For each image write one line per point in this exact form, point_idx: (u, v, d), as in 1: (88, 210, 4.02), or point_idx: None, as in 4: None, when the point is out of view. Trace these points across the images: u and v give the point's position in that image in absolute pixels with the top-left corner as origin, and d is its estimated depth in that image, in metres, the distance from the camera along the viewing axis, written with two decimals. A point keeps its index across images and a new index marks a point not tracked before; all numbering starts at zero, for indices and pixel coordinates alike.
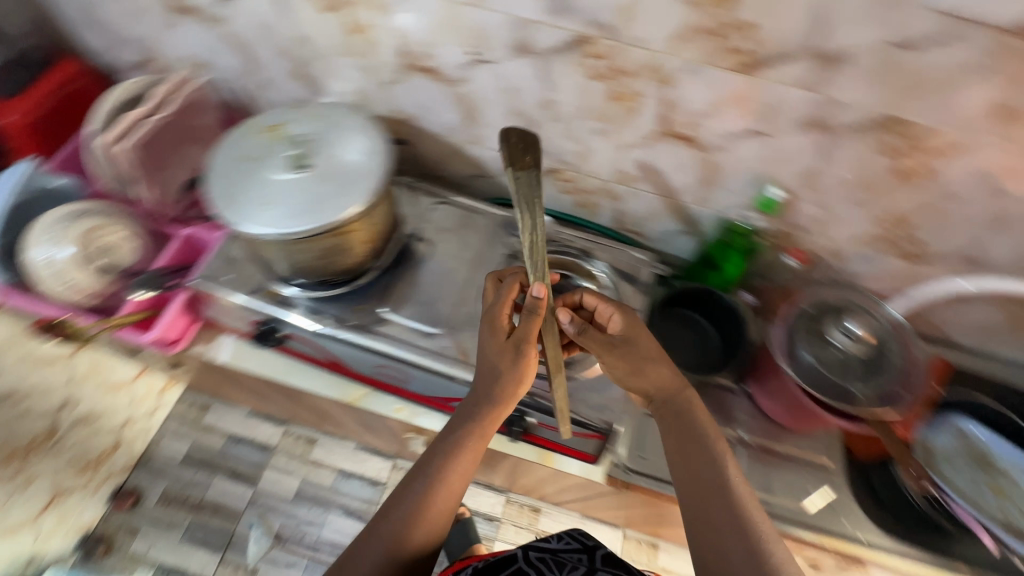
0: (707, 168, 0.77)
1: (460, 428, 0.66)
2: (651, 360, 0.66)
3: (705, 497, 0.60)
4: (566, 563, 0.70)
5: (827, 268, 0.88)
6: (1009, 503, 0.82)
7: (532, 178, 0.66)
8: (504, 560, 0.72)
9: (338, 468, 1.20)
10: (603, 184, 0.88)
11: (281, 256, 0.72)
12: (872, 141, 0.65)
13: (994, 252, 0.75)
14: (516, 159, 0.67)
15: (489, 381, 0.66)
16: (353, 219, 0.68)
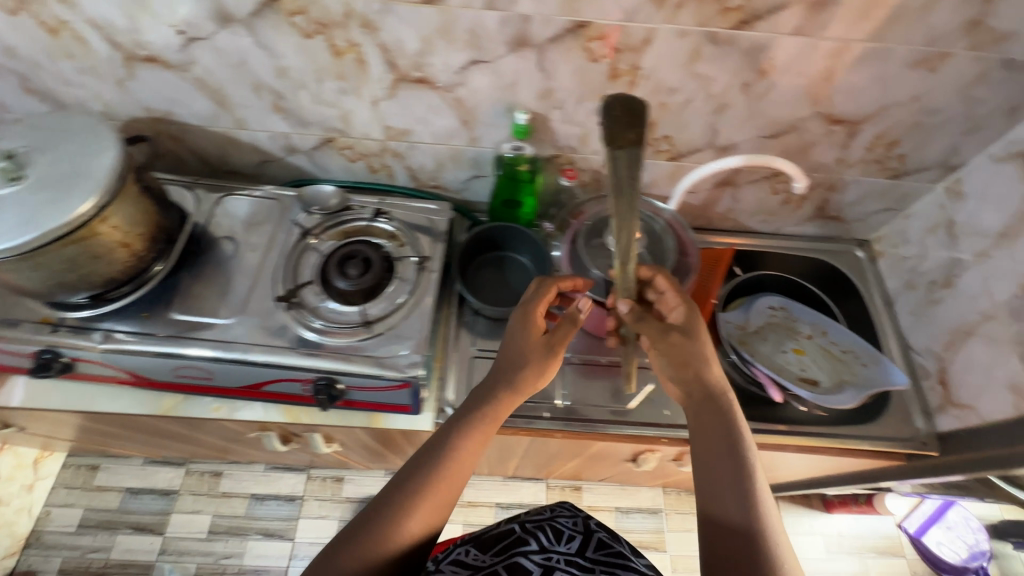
0: (459, 107, 0.80)
1: (487, 411, 0.67)
2: (705, 356, 0.67)
3: (720, 477, 0.58)
4: (565, 532, 0.72)
5: (612, 181, 0.94)
6: (804, 357, 0.95)
7: (634, 156, 0.56)
8: (500, 534, 0.72)
9: None
10: (381, 144, 0.89)
11: (30, 277, 0.69)
12: (575, 48, 0.69)
13: (729, 134, 0.82)
14: (617, 135, 0.57)
15: (527, 362, 0.69)
16: (84, 219, 0.66)
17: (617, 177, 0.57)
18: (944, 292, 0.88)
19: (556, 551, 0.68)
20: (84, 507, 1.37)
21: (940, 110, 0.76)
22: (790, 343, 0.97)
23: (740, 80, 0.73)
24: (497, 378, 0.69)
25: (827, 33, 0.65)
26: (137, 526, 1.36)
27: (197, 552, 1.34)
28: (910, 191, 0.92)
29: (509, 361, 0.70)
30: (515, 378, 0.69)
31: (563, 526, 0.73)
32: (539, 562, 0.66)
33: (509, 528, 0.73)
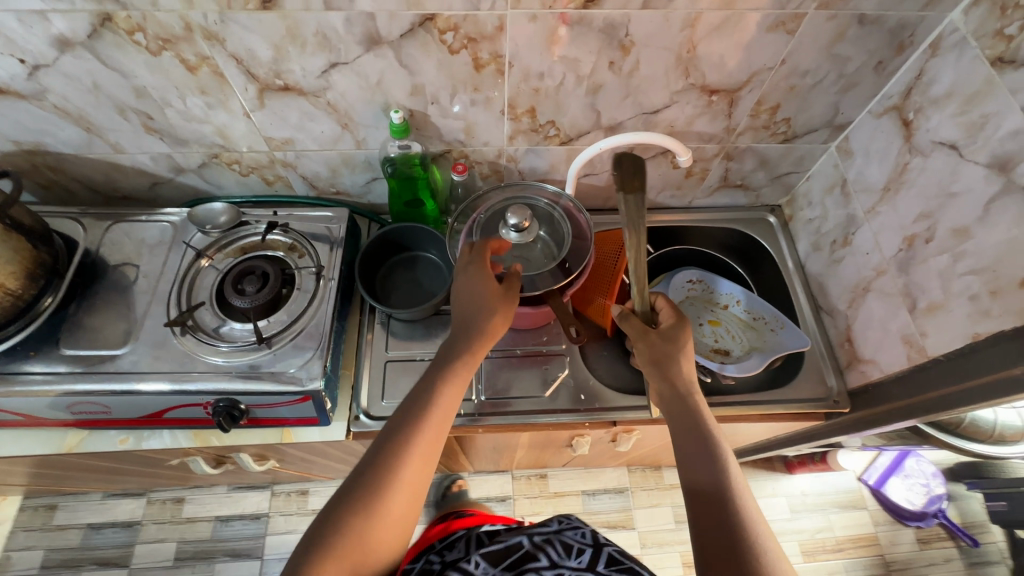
0: (333, 111, 0.78)
1: (453, 371, 0.67)
2: (681, 354, 0.71)
3: (698, 457, 0.62)
4: (575, 547, 0.71)
5: (512, 171, 0.94)
6: (719, 328, 0.97)
7: (641, 199, 0.71)
8: (507, 547, 0.71)
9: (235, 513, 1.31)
10: (268, 155, 0.87)
11: None
12: (430, 41, 0.68)
13: (611, 113, 0.82)
14: (626, 182, 0.71)
15: (484, 317, 0.70)
16: None
17: (629, 213, 0.71)
18: (844, 250, 0.89)
19: (567, 567, 0.67)
20: (44, 548, 1.34)
21: (810, 70, 0.76)
22: (707, 315, 0.99)
23: (605, 59, 0.72)
24: (459, 338, 0.70)
25: (675, 5, 0.65)
26: (101, 561, 1.33)
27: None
28: (805, 153, 0.93)
29: (468, 320, 0.70)
30: (474, 333, 0.69)
31: (570, 540, 0.73)
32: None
33: (517, 542, 0.72)
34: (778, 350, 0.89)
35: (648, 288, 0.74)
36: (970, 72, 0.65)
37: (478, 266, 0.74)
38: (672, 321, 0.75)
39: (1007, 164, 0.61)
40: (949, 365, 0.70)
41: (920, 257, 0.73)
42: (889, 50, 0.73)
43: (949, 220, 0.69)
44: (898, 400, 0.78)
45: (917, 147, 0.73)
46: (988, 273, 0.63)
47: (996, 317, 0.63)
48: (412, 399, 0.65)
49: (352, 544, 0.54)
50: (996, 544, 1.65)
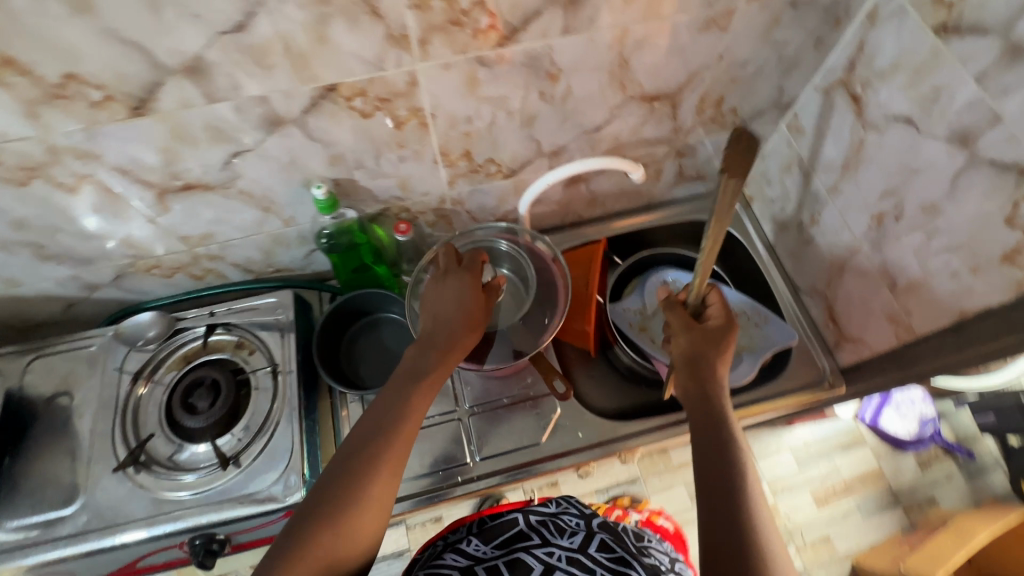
0: (248, 197, 0.70)
1: (441, 349, 0.65)
2: (712, 346, 0.66)
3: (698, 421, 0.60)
4: (568, 527, 0.69)
5: (460, 213, 0.87)
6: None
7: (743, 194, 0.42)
8: (503, 526, 0.69)
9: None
10: (189, 253, 0.78)
11: None
12: (337, 112, 0.60)
13: (552, 139, 0.76)
14: (733, 163, 0.52)
15: (472, 303, 0.69)
16: None
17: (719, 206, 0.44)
18: (812, 230, 0.86)
19: (556, 545, 0.65)
20: None
21: (749, 60, 0.71)
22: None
23: (534, 91, 0.66)
24: (449, 320, 0.68)
25: (598, 26, 0.59)
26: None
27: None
28: (757, 136, 0.89)
29: (457, 307, 0.69)
30: (466, 319, 0.68)
31: (562, 521, 0.70)
32: (540, 558, 0.63)
33: (511, 519, 0.70)
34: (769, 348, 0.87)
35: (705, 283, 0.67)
36: (914, 43, 0.61)
37: (454, 270, 0.72)
38: (720, 322, 0.68)
39: (969, 137, 0.58)
40: (939, 341, 0.68)
41: (893, 235, 0.71)
42: (826, 27, 0.69)
43: (917, 196, 0.66)
44: (894, 376, 0.77)
45: (871, 122, 0.70)
46: (966, 249, 0.61)
47: (981, 294, 0.61)
48: (400, 375, 0.62)
49: (337, 518, 0.50)
50: (994, 452, 1.60)
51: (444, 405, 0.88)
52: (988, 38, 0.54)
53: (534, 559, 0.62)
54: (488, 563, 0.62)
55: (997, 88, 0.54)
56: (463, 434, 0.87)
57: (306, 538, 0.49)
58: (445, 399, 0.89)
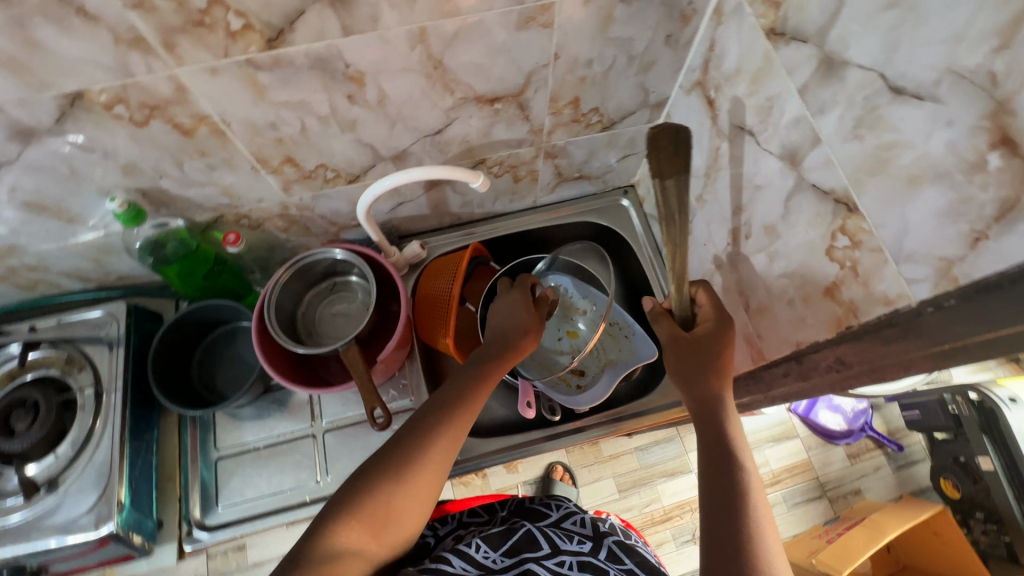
0: (39, 208, 0.64)
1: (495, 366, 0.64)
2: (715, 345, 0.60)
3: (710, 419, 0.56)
4: (575, 533, 0.61)
5: (313, 218, 0.81)
6: (576, 341, 0.91)
7: (680, 184, 0.62)
8: (506, 530, 0.60)
9: None
10: (2, 265, 0.73)
11: None
12: (100, 120, 0.54)
13: (388, 143, 0.69)
14: (664, 166, 0.64)
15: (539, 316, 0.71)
16: None
17: (668, 204, 0.62)
18: (688, 239, 0.81)
19: (568, 553, 0.57)
20: None
21: (593, 59, 0.64)
22: (565, 326, 0.92)
23: (340, 95, 0.59)
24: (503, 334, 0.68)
25: (385, 24, 0.52)
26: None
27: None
28: (635, 135, 0.82)
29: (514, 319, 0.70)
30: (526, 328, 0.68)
31: (567, 530, 0.62)
32: (551, 568, 0.55)
33: (516, 524, 0.61)
34: (631, 363, 0.86)
35: (686, 281, 0.64)
36: (751, 46, 0.55)
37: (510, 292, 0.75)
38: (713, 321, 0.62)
39: (795, 157, 0.52)
40: (787, 367, 0.63)
41: (745, 254, 0.66)
42: (673, 23, 0.62)
43: (761, 215, 0.61)
44: (758, 396, 0.73)
45: (723, 131, 0.64)
46: (799, 276, 0.56)
47: (812, 325, 0.56)
48: (449, 387, 0.61)
49: (378, 510, 0.50)
50: (919, 444, 1.46)
51: (299, 421, 0.84)
52: (806, 47, 0.47)
53: (546, 570, 0.54)
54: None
55: (815, 106, 0.48)
56: (317, 452, 0.82)
57: (358, 510, 0.50)
58: (300, 415, 0.85)
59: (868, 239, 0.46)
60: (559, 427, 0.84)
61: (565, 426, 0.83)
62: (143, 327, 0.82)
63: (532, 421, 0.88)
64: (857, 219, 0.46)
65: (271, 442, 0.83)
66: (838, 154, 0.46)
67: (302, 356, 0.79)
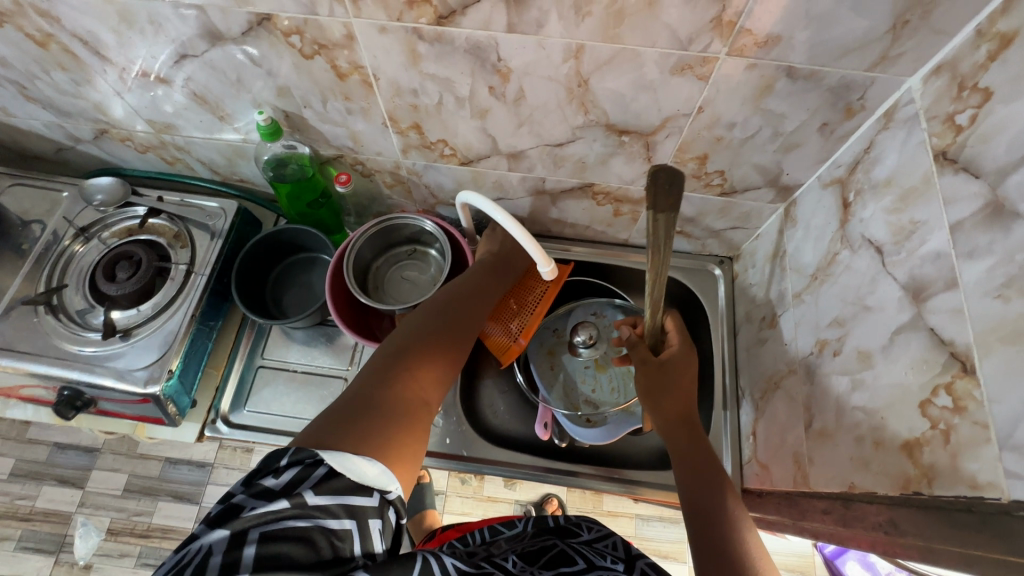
0: (201, 101, 0.72)
1: (481, 307, 0.69)
2: (682, 378, 0.67)
3: (683, 442, 0.64)
4: (608, 552, 0.59)
5: (418, 184, 0.85)
6: (602, 376, 0.85)
7: (672, 223, 0.51)
8: (541, 550, 0.60)
9: (165, 457, 1.38)
10: (158, 137, 0.83)
11: None
12: (276, 42, 0.60)
13: (508, 140, 0.71)
14: (658, 198, 0.51)
15: (509, 271, 0.77)
16: None
17: (652, 237, 0.52)
18: (769, 331, 0.76)
19: (602, 567, 0.56)
20: (14, 458, 1.37)
21: (736, 123, 0.62)
22: (595, 356, 0.86)
23: (481, 83, 0.61)
24: (486, 275, 0.74)
25: (548, 32, 0.53)
26: (60, 479, 1.35)
27: (111, 507, 1.34)
28: (751, 210, 0.79)
29: (491, 267, 0.75)
30: (500, 284, 0.75)
31: (600, 550, 0.60)
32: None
33: (549, 544, 0.62)
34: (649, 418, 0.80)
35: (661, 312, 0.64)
36: (913, 162, 0.51)
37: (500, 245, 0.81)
38: (680, 348, 0.68)
39: (921, 292, 0.47)
40: (828, 505, 0.58)
41: (826, 369, 0.61)
42: (834, 112, 0.58)
43: (858, 338, 0.56)
44: (787, 521, 0.67)
45: (848, 238, 0.59)
46: (877, 418, 0.51)
47: (873, 473, 0.51)
48: (445, 314, 0.64)
49: (404, 401, 0.50)
50: None
51: (339, 361, 0.89)
52: (977, 182, 0.43)
53: None
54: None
55: (965, 248, 0.43)
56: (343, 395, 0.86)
57: (382, 400, 0.49)
58: (341, 356, 0.89)
59: (974, 409, 0.41)
60: (555, 463, 0.83)
61: (562, 464, 0.83)
62: (245, 230, 0.89)
63: (541, 448, 0.88)
64: (969, 383, 0.41)
65: (310, 370, 0.88)
66: (972, 305, 0.42)
67: (360, 306, 0.83)
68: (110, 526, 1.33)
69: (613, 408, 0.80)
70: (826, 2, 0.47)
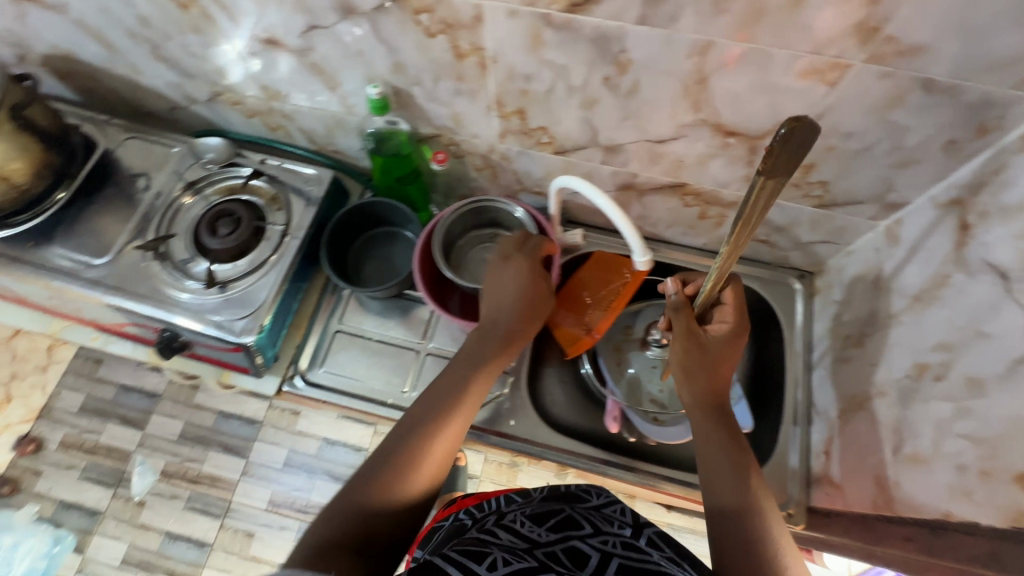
0: (318, 72, 0.75)
1: (478, 379, 0.64)
2: (723, 362, 0.62)
3: (718, 433, 0.59)
4: (617, 519, 0.58)
5: (506, 169, 0.86)
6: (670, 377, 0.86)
7: (779, 191, 0.41)
8: (549, 511, 0.59)
9: (217, 410, 1.30)
10: (267, 103, 0.87)
11: None
12: (404, 19, 0.62)
13: (609, 132, 0.71)
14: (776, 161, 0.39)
15: (517, 315, 0.68)
16: None
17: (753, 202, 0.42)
18: (854, 351, 0.74)
19: (610, 533, 0.55)
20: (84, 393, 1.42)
21: (854, 133, 0.60)
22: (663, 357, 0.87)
23: (598, 73, 0.62)
24: (486, 342, 0.67)
25: (680, 26, 0.53)
26: (125, 418, 1.33)
27: (165, 451, 1.29)
28: (847, 225, 0.77)
29: (497, 326, 0.67)
30: (504, 341, 0.67)
31: (609, 516, 0.59)
32: (596, 545, 0.53)
33: (556, 508, 0.60)
34: None
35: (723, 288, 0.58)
36: None
37: (513, 257, 0.71)
38: (731, 329, 0.62)
39: None
40: (910, 532, 0.58)
41: (925, 394, 0.59)
42: (963, 130, 0.56)
43: (968, 365, 0.54)
44: (854, 543, 0.68)
45: (965, 261, 0.57)
46: (986, 447, 0.50)
47: (976, 504, 0.50)
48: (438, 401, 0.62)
49: (371, 516, 0.52)
50: None
51: (411, 334, 0.91)
52: None
53: (591, 547, 0.52)
54: (545, 547, 0.51)
55: None
56: (414, 366, 0.89)
57: (357, 519, 0.52)
58: (414, 329, 0.92)
59: None
60: (614, 457, 0.84)
61: (621, 458, 0.84)
62: (336, 198, 0.92)
63: (601, 440, 0.89)
64: None
65: (385, 338, 0.91)
66: None
67: (442, 284, 0.85)
68: (162, 469, 1.28)
69: None
70: (982, 15, 0.45)
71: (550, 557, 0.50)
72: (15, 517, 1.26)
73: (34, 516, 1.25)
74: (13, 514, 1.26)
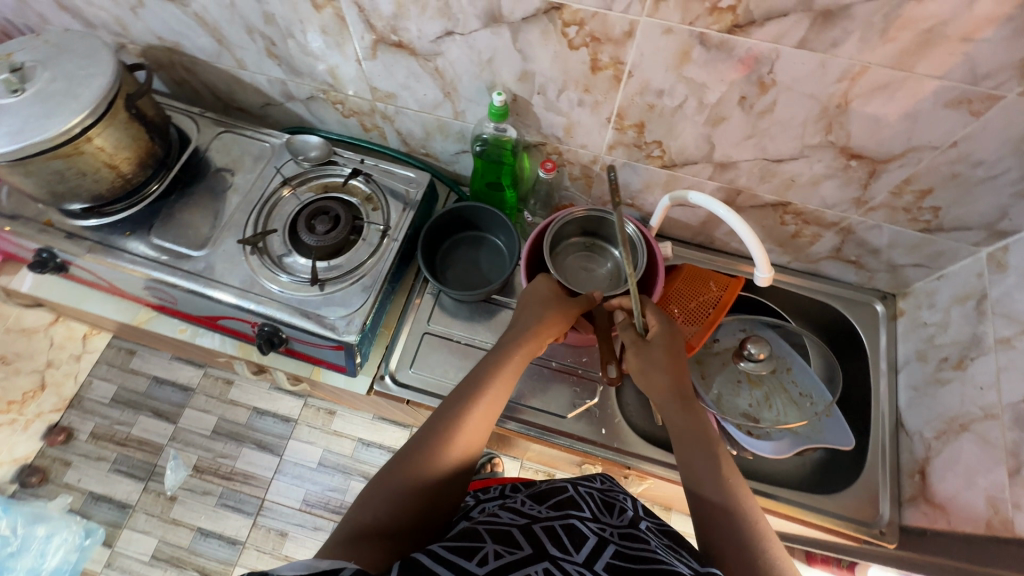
0: (439, 77, 0.76)
1: (509, 372, 0.66)
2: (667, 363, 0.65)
3: (688, 438, 0.61)
4: (617, 505, 0.60)
5: (603, 180, 0.87)
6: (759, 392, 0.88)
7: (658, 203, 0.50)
8: (551, 490, 0.61)
9: (253, 407, 1.37)
10: (370, 104, 0.88)
11: (42, 180, 0.75)
12: (550, 30, 0.63)
13: (727, 150, 0.73)
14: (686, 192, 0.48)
15: (540, 319, 0.70)
16: (86, 124, 0.71)
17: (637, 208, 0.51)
18: (953, 373, 0.76)
19: (608, 521, 0.56)
20: (117, 384, 1.38)
21: (985, 162, 0.63)
22: (751, 372, 0.89)
23: (736, 92, 0.64)
24: (516, 333, 0.70)
25: (840, 52, 0.55)
26: (157, 412, 1.36)
27: (199, 445, 1.33)
28: (946, 250, 0.78)
29: (526, 323, 0.70)
30: (532, 336, 0.69)
31: (606, 501, 0.60)
32: (594, 529, 0.54)
33: (559, 487, 0.62)
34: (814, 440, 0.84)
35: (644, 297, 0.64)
36: None
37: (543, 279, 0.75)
38: (664, 325, 0.68)
39: None
40: None
41: None
42: None
43: None
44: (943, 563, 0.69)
45: None
46: None
47: None
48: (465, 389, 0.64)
49: (390, 517, 0.53)
50: None
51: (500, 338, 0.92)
52: None
53: (589, 529, 0.54)
54: (545, 523, 0.54)
55: None
56: None
57: (377, 517, 0.53)
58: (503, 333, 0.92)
59: None
60: None
61: None
62: (430, 202, 0.93)
63: None
64: None
65: (473, 342, 0.91)
66: None
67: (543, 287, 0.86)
68: (196, 463, 1.31)
69: (780, 425, 0.83)
70: None
71: (548, 535, 0.52)
72: (44, 508, 1.25)
73: (66, 508, 1.26)
74: (43, 506, 1.25)
